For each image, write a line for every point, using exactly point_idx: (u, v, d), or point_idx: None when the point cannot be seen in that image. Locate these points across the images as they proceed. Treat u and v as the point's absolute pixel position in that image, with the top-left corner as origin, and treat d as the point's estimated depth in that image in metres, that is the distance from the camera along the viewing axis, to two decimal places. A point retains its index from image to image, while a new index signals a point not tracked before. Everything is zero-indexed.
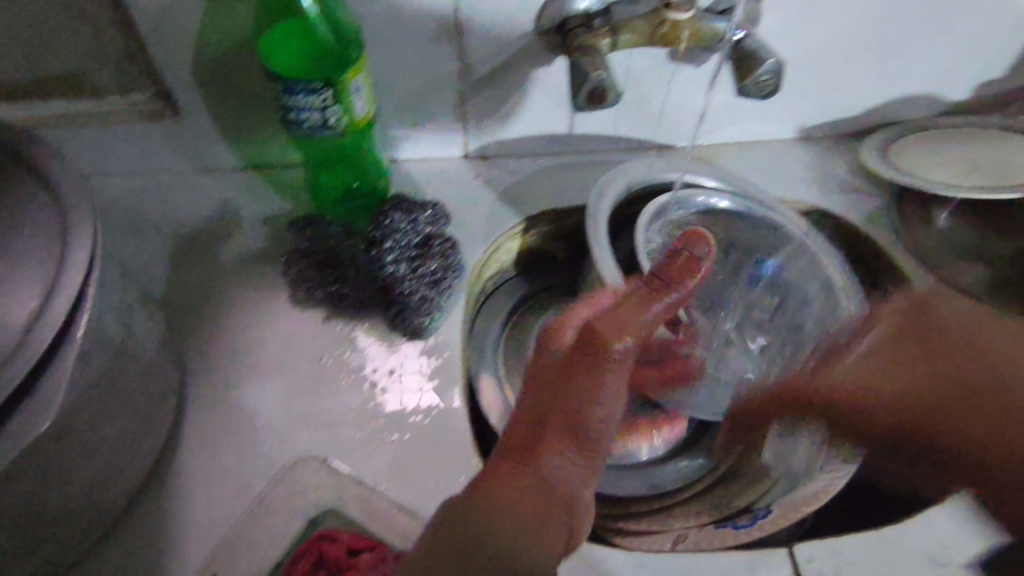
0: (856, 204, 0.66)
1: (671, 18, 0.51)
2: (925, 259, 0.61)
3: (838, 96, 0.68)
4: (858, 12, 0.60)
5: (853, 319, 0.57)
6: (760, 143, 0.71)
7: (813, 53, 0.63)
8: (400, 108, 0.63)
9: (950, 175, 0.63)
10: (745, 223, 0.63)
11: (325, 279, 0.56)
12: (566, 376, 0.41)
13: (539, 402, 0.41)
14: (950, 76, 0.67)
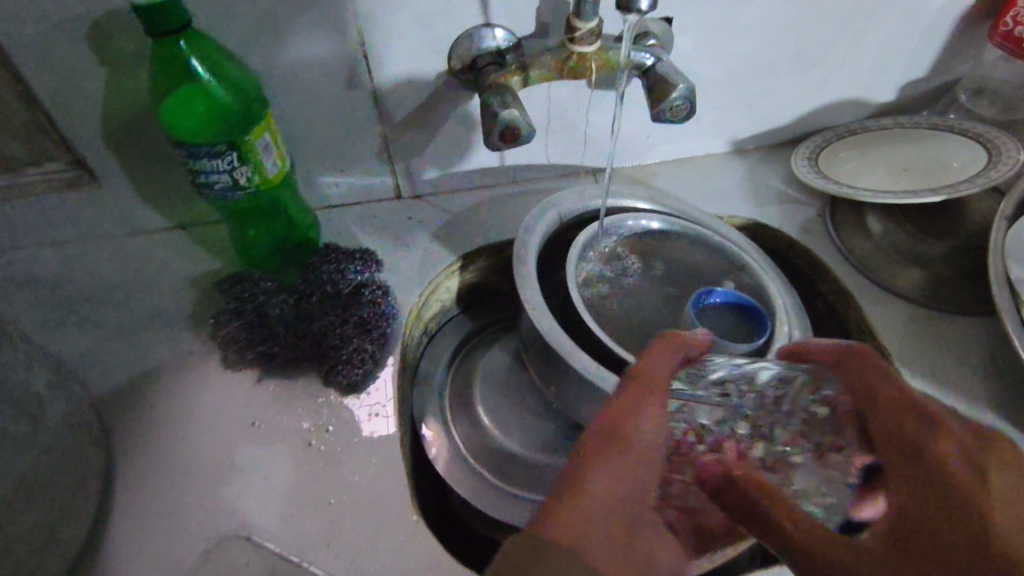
0: (792, 215, 0.66)
1: (578, 53, 0.51)
2: (863, 266, 0.61)
3: (766, 108, 0.68)
4: (772, 25, 0.60)
5: (790, 335, 0.57)
6: (694, 160, 0.71)
7: (733, 69, 0.63)
8: (324, 156, 0.62)
9: (881, 179, 0.63)
10: (679, 244, 0.63)
11: (254, 339, 0.55)
12: (613, 452, 0.34)
13: (616, 479, 0.33)
14: (875, 80, 0.67)
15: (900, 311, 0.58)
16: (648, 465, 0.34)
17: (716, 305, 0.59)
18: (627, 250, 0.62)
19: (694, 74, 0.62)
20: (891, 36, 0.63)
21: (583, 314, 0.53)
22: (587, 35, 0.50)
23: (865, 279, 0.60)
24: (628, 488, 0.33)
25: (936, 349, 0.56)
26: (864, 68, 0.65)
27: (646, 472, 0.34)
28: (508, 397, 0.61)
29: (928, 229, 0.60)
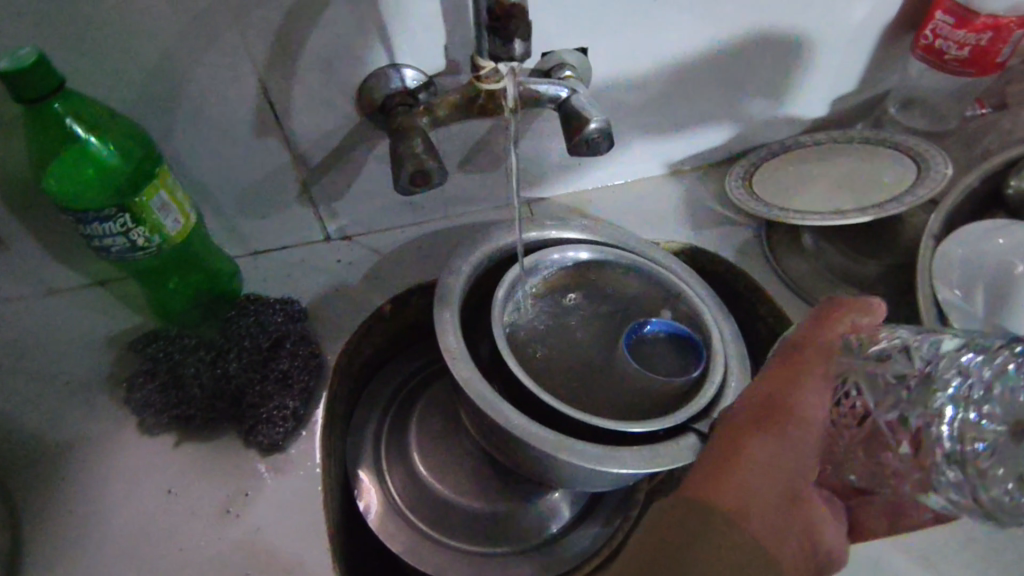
0: (729, 238, 0.64)
1: (485, 90, 0.50)
2: (799, 289, 0.60)
3: (699, 129, 0.66)
4: (694, 50, 0.58)
5: (727, 364, 0.55)
6: (631, 183, 0.69)
7: (659, 94, 0.61)
8: (242, 203, 0.60)
9: (816, 198, 0.62)
10: (612, 273, 0.60)
11: (168, 403, 0.53)
12: (765, 422, 0.36)
13: (779, 455, 0.35)
14: (807, 96, 0.65)
15: None
16: (817, 446, 0.36)
17: (652, 337, 0.57)
18: (558, 284, 0.60)
19: (619, 101, 0.61)
20: (817, 53, 0.62)
21: (508, 359, 0.51)
22: (491, 72, 0.49)
23: (801, 302, 0.59)
24: (792, 468, 0.35)
25: None
26: (794, 85, 0.64)
27: (806, 442, 0.35)
28: (445, 442, 0.59)
29: (858, 249, 0.60)
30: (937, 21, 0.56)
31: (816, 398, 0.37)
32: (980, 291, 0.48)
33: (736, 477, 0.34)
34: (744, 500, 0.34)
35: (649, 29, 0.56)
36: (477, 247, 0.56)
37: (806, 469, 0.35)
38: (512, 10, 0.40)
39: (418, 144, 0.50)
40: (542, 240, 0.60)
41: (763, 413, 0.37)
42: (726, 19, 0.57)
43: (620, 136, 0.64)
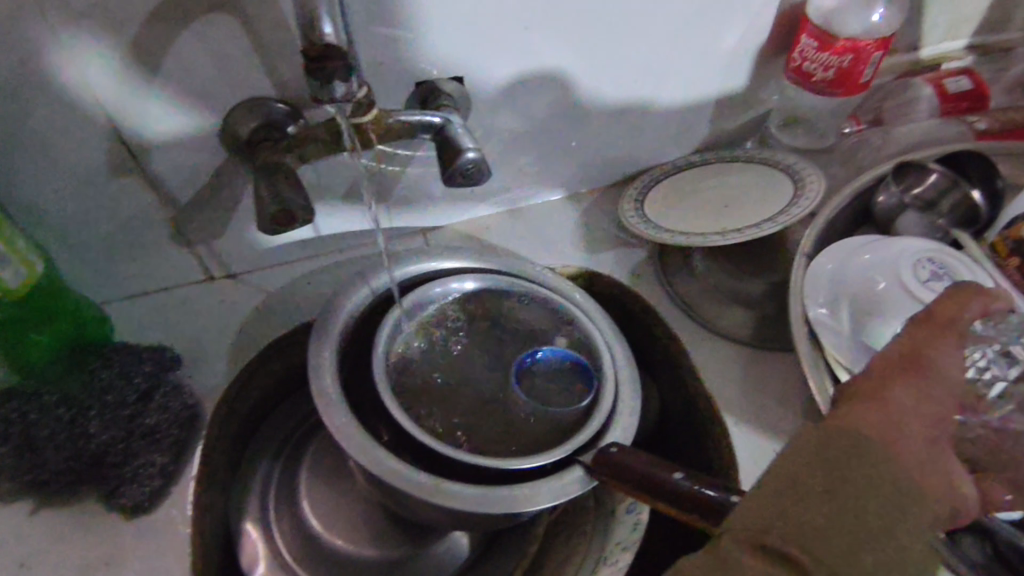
0: (624, 259, 0.64)
1: (352, 125, 0.48)
2: (690, 309, 0.60)
3: (590, 151, 0.66)
4: (575, 76, 0.58)
5: (617, 390, 0.54)
6: (528, 208, 0.68)
7: (544, 120, 0.61)
8: (106, 248, 0.56)
9: (704, 218, 0.62)
10: (505, 301, 0.58)
11: (20, 467, 0.49)
12: (901, 372, 0.33)
13: (918, 400, 0.32)
14: (693, 117, 0.66)
15: (725, 353, 0.58)
16: (946, 400, 0.33)
17: (544, 363, 0.57)
18: (449, 318, 0.57)
19: (504, 128, 0.60)
20: (696, 77, 0.63)
21: (386, 400, 0.49)
22: (357, 107, 0.48)
23: (692, 323, 0.59)
24: (930, 413, 0.32)
25: (759, 391, 0.55)
26: (678, 107, 0.65)
27: (936, 386, 0.33)
28: (336, 488, 0.57)
29: (746, 267, 0.61)
30: (803, 44, 0.57)
31: (943, 350, 0.35)
32: (846, 308, 0.49)
33: (862, 412, 0.30)
34: (892, 428, 0.30)
35: (525, 57, 0.55)
36: (363, 284, 0.55)
37: (939, 420, 0.32)
38: (327, 52, 0.39)
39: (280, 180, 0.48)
40: (429, 270, 0.58)
41: (897, 364, 0.33)
42: (603, 46, 0.57)
43: (511, 162, 0.64)
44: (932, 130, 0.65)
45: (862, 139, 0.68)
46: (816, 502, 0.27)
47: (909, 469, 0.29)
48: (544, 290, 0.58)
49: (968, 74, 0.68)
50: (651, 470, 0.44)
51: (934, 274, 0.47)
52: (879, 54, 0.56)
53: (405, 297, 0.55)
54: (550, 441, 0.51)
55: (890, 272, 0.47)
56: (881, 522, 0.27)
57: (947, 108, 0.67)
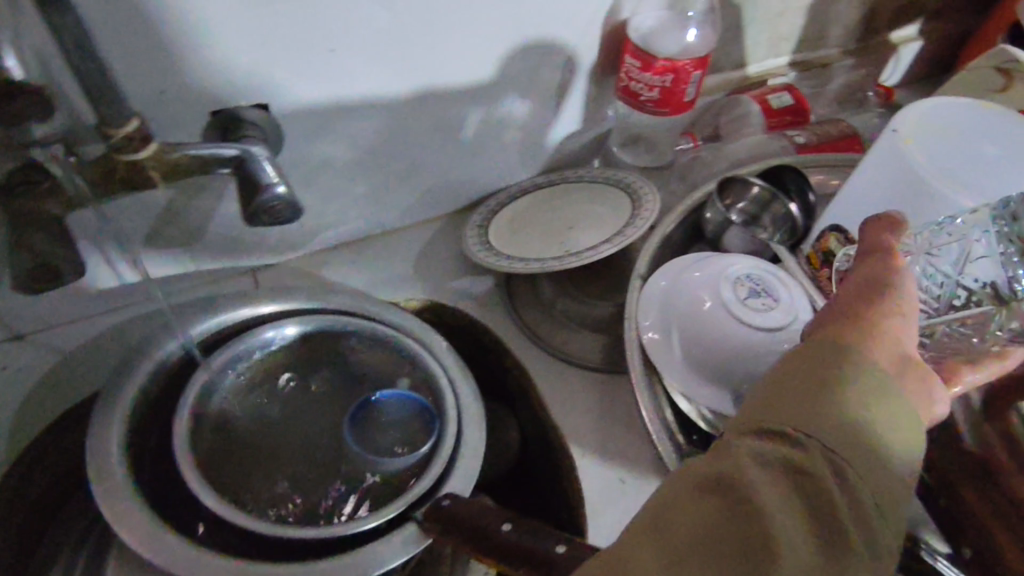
0: (471, 289, 0.61)
1: (124, 161, 0.42)
2: (537, 337, 0.58)
3: (429, 177, 0.62)
4: (397, 103, 0.55)
5: (459, 435, 0.48)
6: (370, 239, 0.64)
7: (371, 149, 0.57)
8: None
9: (548, 242, 0.61)
10: (339, 345, 0.53)
11: None
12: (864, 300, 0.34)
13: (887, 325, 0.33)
14: (533, 139, 0.65)
15: (573, 380, 0.56)
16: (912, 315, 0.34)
17: (389, 406, 0.53)
18: (274, 369, 0.52)
19: (327, 159, 0.56)
20: (530, 100, 0.61)
21: (187, 474, 0.43)
22: (124, 141, 0.41)
23: (539, 351, 0.57)
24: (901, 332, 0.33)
25: (606, 417, 0.54)
26: (516, 130, 0.63)
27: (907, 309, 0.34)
28: None
29: (590, 291, 0.60)
30: (627, 65, 0.58)
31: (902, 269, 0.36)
32: (674, 331, 0.49)
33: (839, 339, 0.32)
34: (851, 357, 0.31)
35: (337, 85, 0.51)
36: (170, 339, 0.48)
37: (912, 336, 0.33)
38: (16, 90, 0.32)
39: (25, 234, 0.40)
40: (248, 316, 0.52)
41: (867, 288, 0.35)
42: (423, 71, 0.54)
43: (342, 192, 0.59)
44: (759, 145, 0.67)
45: (698, 155, 0.69)
46: (791, 415, 0.30)
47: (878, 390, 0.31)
48: (381, 328, 0.52)
49: (790, 90, 0.71)
50: (483, 523, 0.40)
51: (752, 290, 0.48)
52: (699, 74, 0.58)
53: (216, 354, 0.48)
54: (386, 496, 0.48)
55: (713, 291, 0.48)
56: (853, 449, 0.29)
57: (772, 123, 0.69)
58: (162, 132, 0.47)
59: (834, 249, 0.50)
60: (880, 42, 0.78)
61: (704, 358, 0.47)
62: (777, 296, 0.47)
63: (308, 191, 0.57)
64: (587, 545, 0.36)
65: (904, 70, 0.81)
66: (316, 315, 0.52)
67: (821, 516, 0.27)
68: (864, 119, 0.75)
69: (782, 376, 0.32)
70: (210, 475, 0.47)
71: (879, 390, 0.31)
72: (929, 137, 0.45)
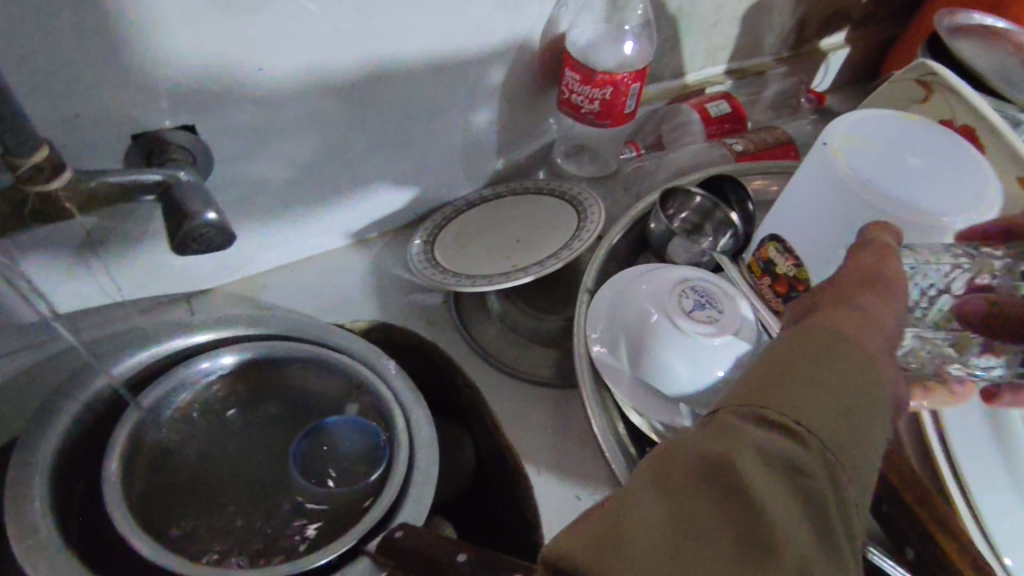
0: (419, 307, 0.60)
1: (35, 193, 0.39)
2: (488, 354, 0.57)
3: (371, 195, 0.61)
4: (332, 121, 0.53)
5: (411, 460, 0.47)
6: (312, 259, 0.62)
7: (308, 168, 0.55)
8: None
9: (495, 257, 0.60)
10: (280, 372, 0.51)
11: None
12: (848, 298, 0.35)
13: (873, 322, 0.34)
14: (476, 153, 0.64)
15: (525, 397, 0.55)
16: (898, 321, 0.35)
17: (337, 430, 0.51)
18: (212, 401, 0.49)
19: (261, 179, 0.54)
20: (470, 113, 0.61)
21: (122, 523, 0.40)
22: (33, 171, 0.38)
23: (490, 368, 0.57)
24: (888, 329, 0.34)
25: (559, 432, 0.53)
26: (458, 144, 0.62)
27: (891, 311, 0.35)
28: None
29: (539, 305, 0.60)
30: (567, 78, 0.58)
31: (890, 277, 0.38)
32: (623, 344, 0.49)
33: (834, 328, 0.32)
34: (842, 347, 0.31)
35: (267, 103, 0.50)
36: (96, 375, 0.45)
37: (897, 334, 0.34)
38: None
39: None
40: (181, 347, 0.49)
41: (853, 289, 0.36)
42: (358, 87, 0.53)
43: (280, 213, 0.57)
44: (700, 154, 0.68)
45: (642, 164, 0.70)
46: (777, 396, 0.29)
47: (865, 373, 0.30)
48: (324, 353, 0.50)
49: (727, 98, 0.72)
50: (435, 553, 0.39)
51: (696, 303, 0.48)
52: (637, 86, 0.58)
53: (146, 390, 0.45)
54: (337, 529, 0.46)
55: (659, 303, 0.48)
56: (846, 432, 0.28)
57: (712, 131, 0.70)
58: (79, 158, 0.44)
59: (774, 258, 0.52)
60: (810, 50, 0.81)
61: (652, 372, 0.47)
62: (720, 306, 0.48)
63: (242, 213, 0.55)
64: None
65: (834, 76, 0.84)
66: (256, 343, 0.50)
67: (814, 510, 0.26)
68: (798, 125, 0.77)
69: (784, 356, 0.31)
70: (146, 519, 0.44)
71: (873, 371, 0.31)
72: (855, 151, 0.46)
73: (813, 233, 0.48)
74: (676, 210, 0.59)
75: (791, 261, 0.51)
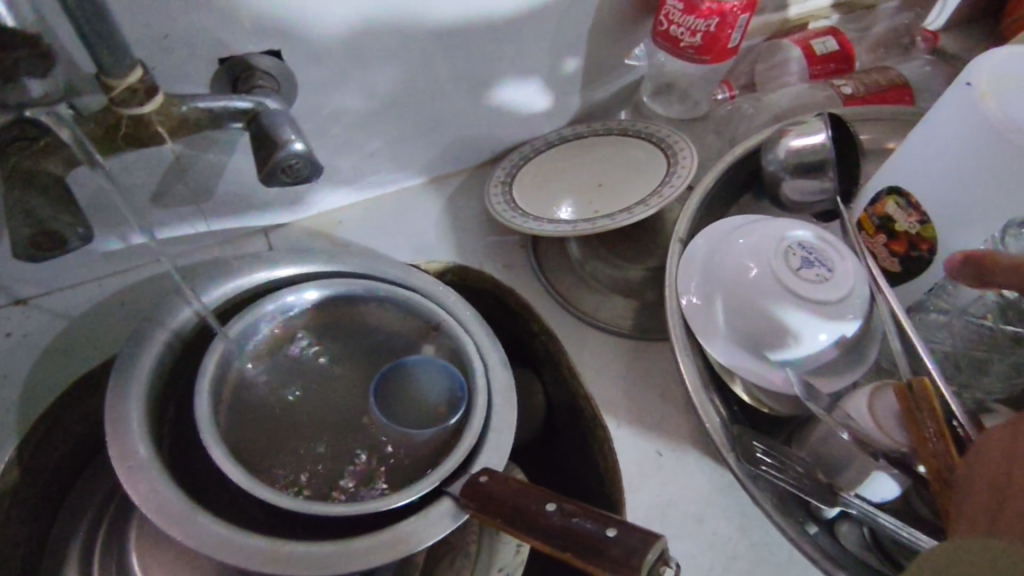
0: (493, 249, 0.58)
1: (129, 115, 0.38)
2: (567, 301, 0.55)
3: (450, 132, 0.59)
4: (416, 49, 0.51)
5: (490, 406, 0.46)
6: (387, 196, 0.61)
7: (388, 99, 0.53)
8: None
9: (577, 201, 0.57)
10: (359, 310, 0.50)
11: None
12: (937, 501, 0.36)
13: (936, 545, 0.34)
14: (560, 89, 0.61)
15: (606, 347, 0.53)
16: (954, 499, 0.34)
17: (420, 368, 0.50)
18: (292, 337, 0.49)
19: (342, 110, 0.52)
20: (556, 42, 0.57)
21: (214, 450, 0.41)
22: (127, 94, 0.37)
23: (568, 316, 0.55)
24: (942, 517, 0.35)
25: (640, 386, 0.51)
26: (543, 79, 0.59)
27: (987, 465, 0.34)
28: None
29: (623, 253, 0.57)
30: (668, 7, 0.54)
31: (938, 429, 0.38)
32: (717, 297, 0.47)
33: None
34: None
35: (351, 29, 0.47)
36: (184, 303, 0.46)
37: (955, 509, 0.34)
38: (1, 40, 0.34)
39: (24, 196, 0.37)
40: (267, 278, 0.49)
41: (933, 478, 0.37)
42: (444, 15, 0.50)
43: (358, 147, 0.55)
44: (800, 96, 0.63)
45: (736, 106, 0.65)
46: None
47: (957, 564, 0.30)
48: (402, 293, 0.49)
49: (835, 34, 0.66)
50: (521, 499, 0.39)
51: (804, 260, 0.45)
52: (746, 17, 0.53)
53: (234, 319, 0.46)
54: (419, 469, 0.46)
55: (761, 256, 0.45)
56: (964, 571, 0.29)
57: (815, 71, 0.64)
58: (166, 81, 0.43)
59: (893, 213, 0.49)
60: None
61: (746, 328, 0.45)
62: (829, 264, 0.45)
63: (321, 146, 0.53)
64: (640, 531, 0.34)
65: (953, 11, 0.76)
66: (337, 280, 0.49)
67: None
68: (910, 66, 0.70)
69: None
70: (234, 447, 0.44)
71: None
72: (1004, 91, 0.42)
73: (941, 182, 0.45)
74: (798, 140, 0.55)
75: (914, 216, 0.48)
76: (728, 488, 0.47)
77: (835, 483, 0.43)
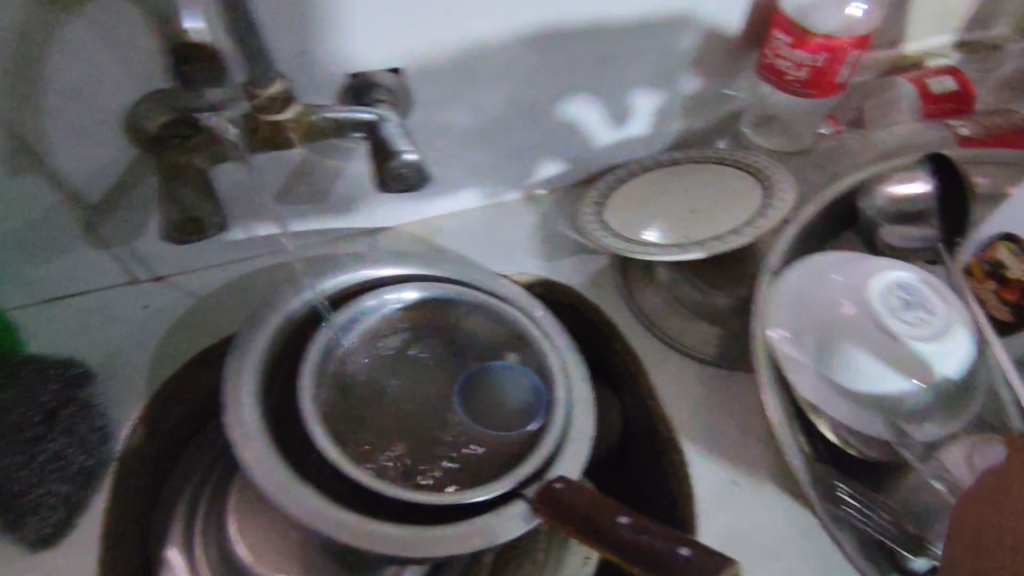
0: (582, 266, 0.60)
1: (268, 121, 0.43)
2: (651, 323, 0.56)
3: (549, 151, 0.61)
4: (524, 71, 0.54)
5: (569, 418, 0.48)
6: (485, 209, 0.64)
7: (494, 117, 0.56)
8: (15, 253, 0.51)
9: (670, 225, 0.58)
10: (451, 313, 0.53)
11: None
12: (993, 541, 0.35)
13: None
14: (660, 116, 0.62)
15: (687, 373, 0.53)
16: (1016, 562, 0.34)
17: (508, 377, 0.52)
18: (390, 332, 0.53)
19: (452, 126, 0.55)
20: (659, 70, 0.58)
21: (313, 429, 0.44)
22: (268, 103, 0.42)
23: (651, 338, 0.55)
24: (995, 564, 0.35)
25: (720, 415, 0.51)
26: (643, 104, 0.60)
27: None
28: None
29: (712, 281, 0.57)
30: (775, 41, 0.54)
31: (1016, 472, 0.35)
32: (808, 333, 0.45)
33: None
34: None
35: (467, 50, 0.50)
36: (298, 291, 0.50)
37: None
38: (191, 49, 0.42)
39: (181, 186, 0.43)
40: (372, 277, 0.53)
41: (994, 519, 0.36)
42: (554, 40, 0.52)
43: (463, 161, 0.59)
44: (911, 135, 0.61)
45: (840, 142, 0.64)
46: None
47: None
48: (493, 300, 0.52)
49: (954, 73, 0.64)
50: (593, 510, 0.40)
51: (904, 302, 0.44)
52: (857, 53, 0.53)
53: (342, 308, 0.50)
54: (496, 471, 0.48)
55: (858, 294, 0.44)
56: None
57: (929, 110, 0.63)
58: (302, 92, 0.48)
59: (1005, 260, 0.48)
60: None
61: (837, 366, 0.44)
62: (932, 307, 0.43)
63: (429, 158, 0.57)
64: (712, 556, 0.35)
65: None
66: (433, 283, 0.53)
67: None
68: None
69: None
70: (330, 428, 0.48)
71: None
72: None
73: None
74: (901, 186, 0.54)
75: None
76: (805, 529, 0.46)
77: (926, 537, 0.43)
